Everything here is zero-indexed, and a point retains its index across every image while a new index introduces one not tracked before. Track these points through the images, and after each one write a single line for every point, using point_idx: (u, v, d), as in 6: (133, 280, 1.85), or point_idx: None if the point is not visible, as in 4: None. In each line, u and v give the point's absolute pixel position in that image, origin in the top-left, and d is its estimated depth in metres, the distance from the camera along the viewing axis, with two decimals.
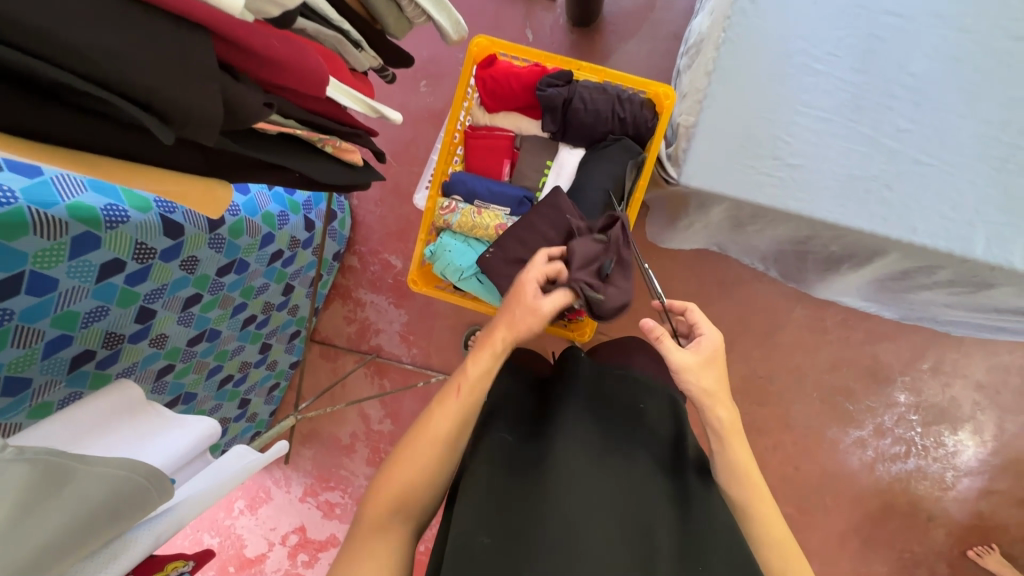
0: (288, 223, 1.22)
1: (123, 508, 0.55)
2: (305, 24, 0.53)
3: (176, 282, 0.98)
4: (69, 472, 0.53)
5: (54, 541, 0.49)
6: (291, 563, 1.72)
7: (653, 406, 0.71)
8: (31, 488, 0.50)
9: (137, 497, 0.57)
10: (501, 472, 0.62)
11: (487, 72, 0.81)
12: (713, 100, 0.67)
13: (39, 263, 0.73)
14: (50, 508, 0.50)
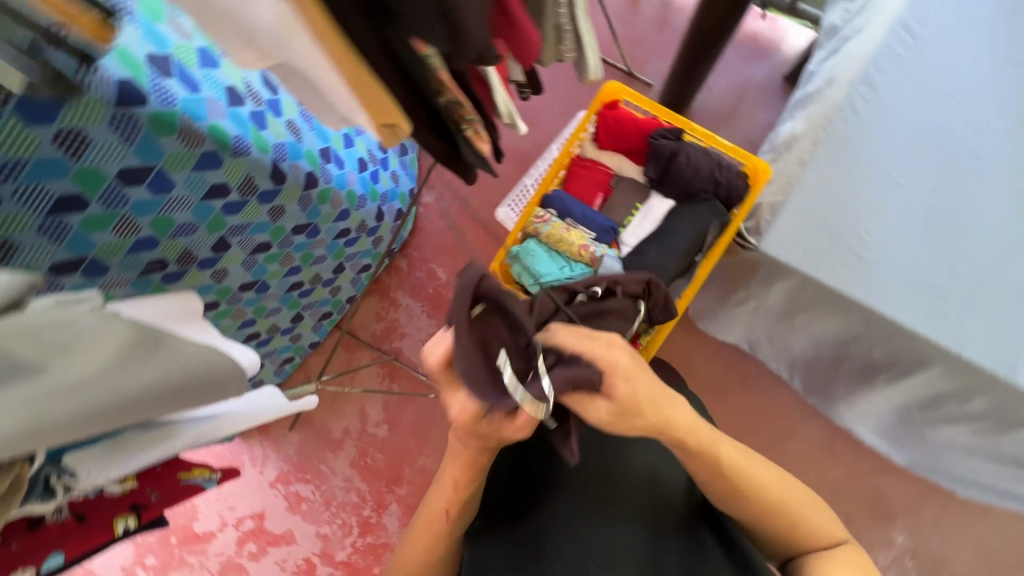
0: (364, 207, 1.28)
1: (202, 387, 0.56)
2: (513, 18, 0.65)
3: (258, 225, 1.03)
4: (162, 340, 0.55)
5: (146, 388, 0.50)
6: (237, 549, 1.66)
7: (655, 457, 0.88)
8: (137, 338, 0.52)
9: (220, 383, 0.58)
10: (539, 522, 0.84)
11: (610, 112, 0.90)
12: (803, 185, 0.75)
13: (169, 164, 0.80)
14: (147, 361, 0.51)
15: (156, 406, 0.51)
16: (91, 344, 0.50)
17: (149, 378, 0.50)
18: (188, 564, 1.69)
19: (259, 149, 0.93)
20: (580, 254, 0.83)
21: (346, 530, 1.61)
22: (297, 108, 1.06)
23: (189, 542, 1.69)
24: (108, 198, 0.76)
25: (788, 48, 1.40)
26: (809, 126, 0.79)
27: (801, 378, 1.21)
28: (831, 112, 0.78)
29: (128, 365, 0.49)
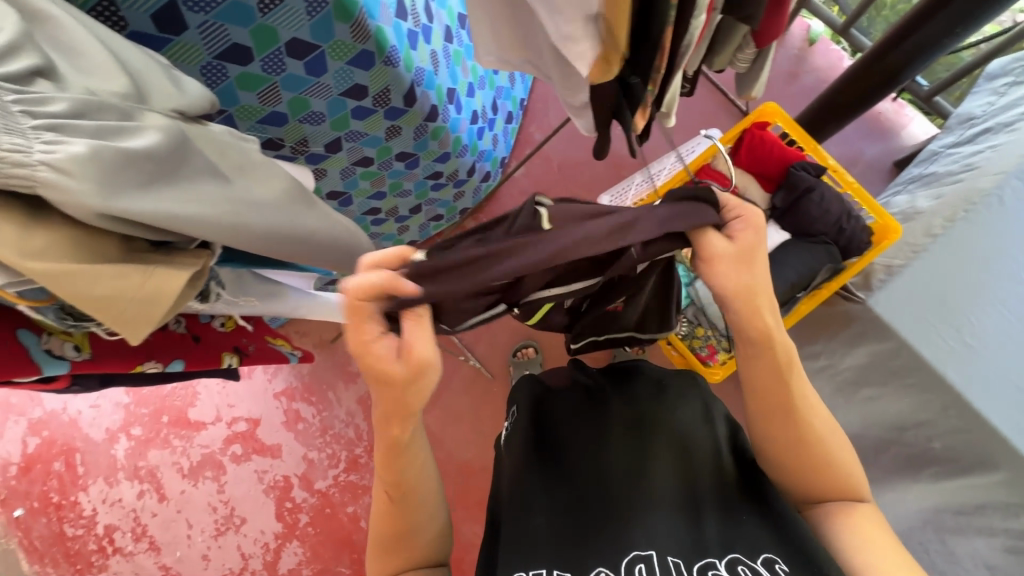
0: (462, 157, 1.29)
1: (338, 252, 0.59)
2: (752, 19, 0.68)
3: (372, 138, 1.05)
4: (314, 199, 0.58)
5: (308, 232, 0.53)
6: (224, 446, 1.68)
7: (685, 413, 0.69)
8: (298, 185, 0.55)
9: (345, 254, 0.62)
10: (531, 467, 0.67)
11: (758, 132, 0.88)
12: (924, 258, 0.86)
13: (331, 50, 0.81)
14: (308, 209, 0.54)
15: (305, 250, 0.54)
16: (266, 174, 0.52)
17: (310, 222, 0.53)
18: (172, 446, 1.70)
19: (407, 66, 0.93)
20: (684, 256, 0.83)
21: (332, 462, 1.62)
22: (443, 42, 1.07)
23: (180, 426, 1.71)
24: (269, 62, 0.79)
25: (906, 137, 1.40)
26: (943, 206, 0.88)
27: None
28: (973, 200, 0.86)
29: (293, 203, 0.52)
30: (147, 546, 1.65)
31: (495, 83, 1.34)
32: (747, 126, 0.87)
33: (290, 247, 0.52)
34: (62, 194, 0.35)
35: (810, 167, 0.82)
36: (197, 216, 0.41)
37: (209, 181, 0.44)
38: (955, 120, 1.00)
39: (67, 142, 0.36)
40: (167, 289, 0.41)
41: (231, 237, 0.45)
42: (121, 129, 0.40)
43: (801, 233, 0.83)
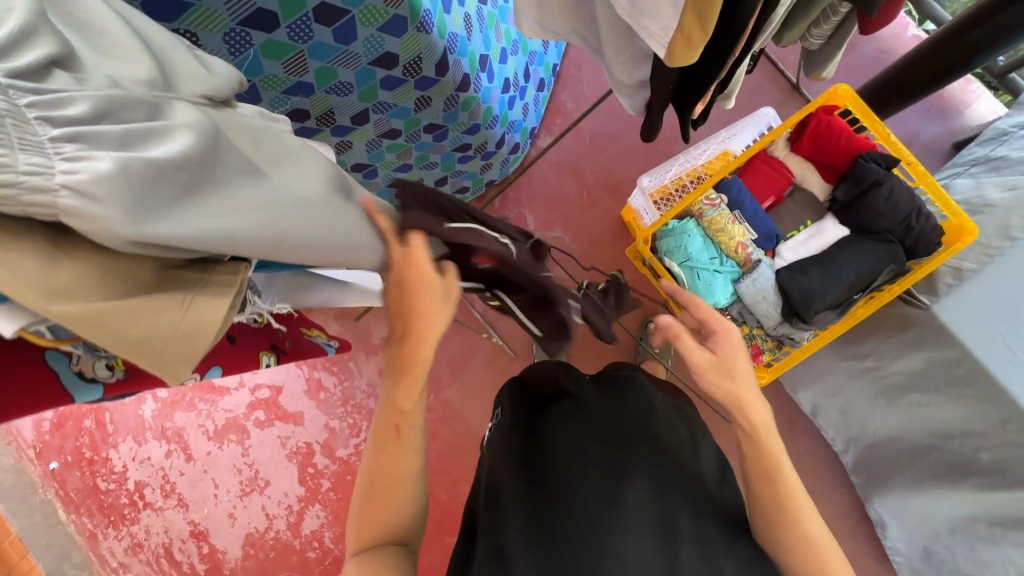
0: (492, 129, 1.22)
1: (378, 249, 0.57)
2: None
3: (400, 110, 0.99)
4: (349, 191, 0.56)
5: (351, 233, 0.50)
6: (247, 411, 1.70)
7: (677, 438, 0.68)
8: (333, 177, 0.52)
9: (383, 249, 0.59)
10: (512, 469, 0.66)
11: (826, 117, 0.81)
12: (1005, 258, 0.73)
13: (362, 15, 0.75)
14: (348, 204, 0.52)
15: (348, 256, 0.50)
16: (306, 166, 0.49)
17: (350, 220, 0.50)
18: (197, 409, 1.74)
19: (438, 32, 0.85)
20: (736, 251, 0.83)
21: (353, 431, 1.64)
22: (477, 4, 0.98)
23: (205, 390, 1.74)
24: (296, 29, 0.73)
25: (969, 116, 1.29)
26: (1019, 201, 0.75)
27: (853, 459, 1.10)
28: None
29: (330, 200, 0.49)
30: (175, 503, 1.71)
31: (528, 47, 1.25)
32: (812, 111, 0.82)
33: (333, 252, 0.48)
34: (93, 223, 0.31)
35: (879, 157, 0.78)
36: (238, 230, 0.38)
37: (246, 185, 0.41)
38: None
39: (92, 156, 0.32)
40: (207, 322, 0.38)
41: (270, 249, 0.41)
42: (148, 133, 0.36)
43: (862, 229, 0.81)
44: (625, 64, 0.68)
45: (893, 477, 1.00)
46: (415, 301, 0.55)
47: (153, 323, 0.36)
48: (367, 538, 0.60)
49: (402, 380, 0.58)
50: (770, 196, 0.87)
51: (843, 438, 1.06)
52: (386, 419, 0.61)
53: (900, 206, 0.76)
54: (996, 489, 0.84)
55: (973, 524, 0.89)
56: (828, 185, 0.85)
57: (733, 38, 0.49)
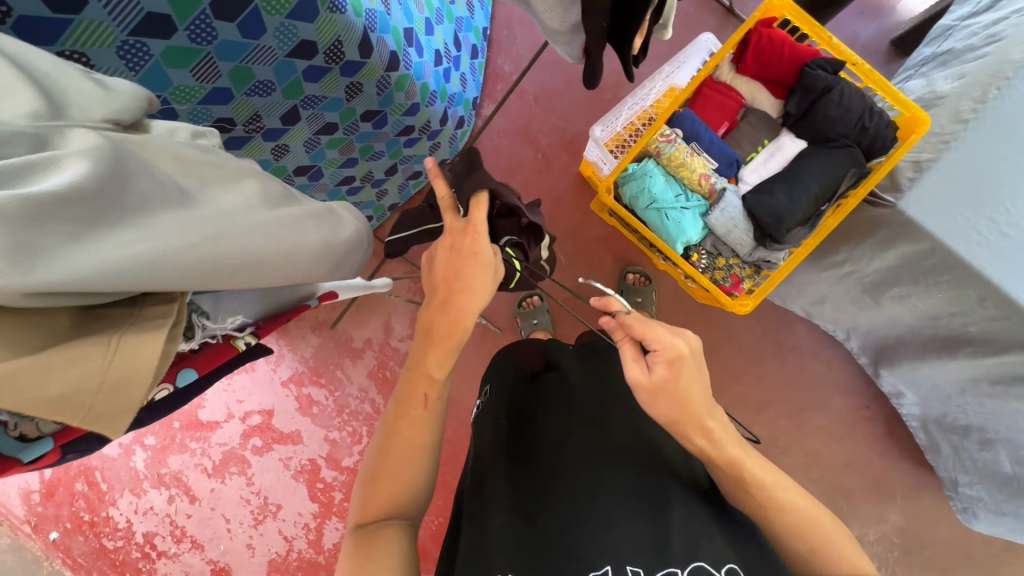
0: (433, 106, 1.17)
1: (331, 255, 0.53)
2: None
3: (332, 101, 0.94)
4: (290, 200, 0.52)
5: (297, 242, 0.46)
6: (242, 441, 1.66)
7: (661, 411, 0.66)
8: (269, 188, 0.49)
9: (347, 250, 0.57)
10: (499, 455, 0.63)
11: (766, 31, 0.79)
12: (964, 143, 0.70)
13: (265, 4, 0.69)
14: (287, 210, 0.48)
15: (298, 272, 0.47)
16: (236, 183, 0.46)
17: (291, 233, 0.46)
18: (190, 449, 1.69)
19: (355, 10, 0.80)
20: (699, 183, 0.82)
21: (355, 438, 1.61)
22: None
23: (194, 429, 1.68)
24: (197, 31, 0.67)
25: (902, 11, 1.29)
26: (967, 85, 0.74)
27: (859, 339, 1.17)
28: (1003, 76, 0.71)
29: (267, 212, 0.46)
30: (190, 546, 1.67)
31: (454, 13, 1.19)
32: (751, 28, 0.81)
33: (280, 268, 0.45)
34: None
35: (824, 63, 0.77)
36: (157, 256, 0.34)
37: (167, 211, 0.37)
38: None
39: None
40: (137, 369, 0.36)
41: (205, 274, 0.37)
42: (29, 166, 0.31)
43: (818, 139, 0.81)
44: (553, 9, 0.65)
45: (912, 339, 1.04)
46: (464, 272, 0.61)
47: (68, 377, 0.34)
48: (373, 511, 0.57)
49: (435, 346, 0.61)
50: (724, 122, 0.86)
51: (846, 327, 1.15)
52: (416, 388, 0.61)
53: (852, 108, 0.76)
54: (993, 353, 0.88)
55: (977, 383, 0.98)
56: (779, 101, 0.84)
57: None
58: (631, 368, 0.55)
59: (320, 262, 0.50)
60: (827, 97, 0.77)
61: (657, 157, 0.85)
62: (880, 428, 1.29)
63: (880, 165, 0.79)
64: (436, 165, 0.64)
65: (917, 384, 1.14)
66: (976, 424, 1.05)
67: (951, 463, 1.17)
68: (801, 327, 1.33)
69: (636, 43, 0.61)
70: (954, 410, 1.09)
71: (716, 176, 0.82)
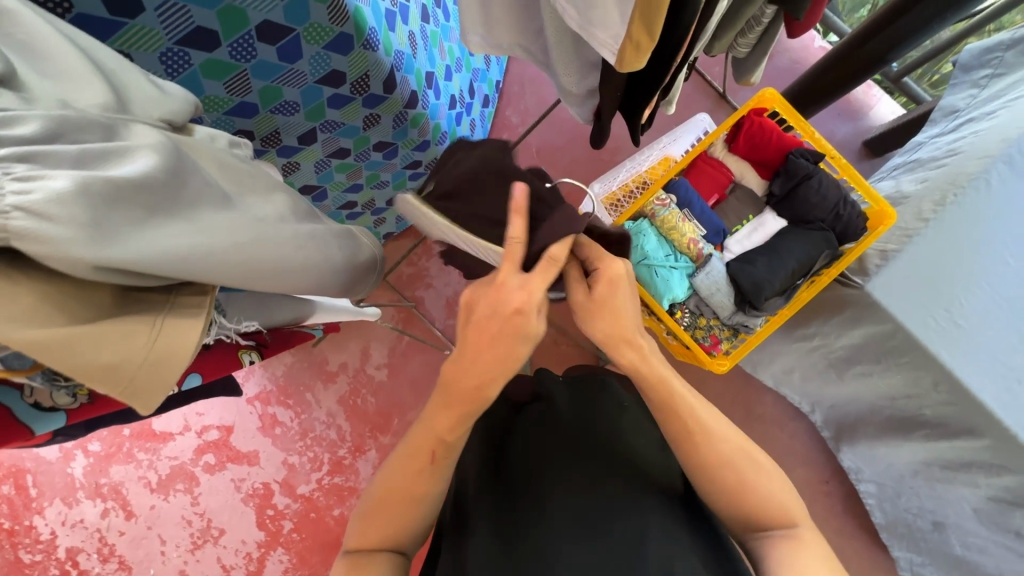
0: (441, 145, 1.23)
1: (349, 273, 0.56)
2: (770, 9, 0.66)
3: (349, 128, 0.98)
4: (315, 215, 0.55)
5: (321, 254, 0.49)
6: (195, 457, 1.58)
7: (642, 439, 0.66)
8: (298, 203, 0.52)
9: (363, 270, 0.60)
10: (482, 477, 0.64)
11: (758, 119, 0.87)
12: (924, 239, 0.77)
13: (307, 33, 0.74)
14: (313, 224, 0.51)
15: (321, 282, 0.50)
16: (272, 193, 0.49)
17: (314, 244, 0.49)
18: (136, 460, 1.60)
19: (385, 49, 0.86)
20: (688, 247, 0.87)
21: (314, 465, 1.55)
22: (419, 22, 0.99)
23: (144, 439, 1.60)
24: (238, 48, 0.71)
25: (873, 117, 1.43)
26: (929, 189, 0.83)
27: (822, 414, 1.22)
28: (960, 183, 0.78)
29: (298, 222, 0.49)
30: (116, 567, 1.55)
31: (472, 65, 1.27)
32: (746, 114, 0.89)
33: (304, 275, 0.47)
34: (52, 245, 0.29)
35: (808, 154, 0.85)
36: (209, 248, 0.36)
37: (217, 209, 0.40)
38: (937, 113, 1.00)
39: (46, 175, 0.30)
40: (174, 349, 0.39)
41: (244, 274, 0.40)
42: (106, 153, 0.34)
43: (797, 219, 0.88)
44: (573, 75, 0.71)
45: (869, 417, 1.09)
46: (493, 349, 0.52)
47: (116, 349, 0.37)
48: (373, 541, 0.56)
49: (453, 408, 0.55)
50: (713, 194, 0.92)
51: (810, 401, 1.21)
52: (423, 444, 0.56)
53: (829, 196, 0.83)
54: (944, 437, 0.93)
55: (928, 467, 1.03)
56: (765, 181, 0.92)
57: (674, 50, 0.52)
58: (572, 290, 0.57)
59: (339, 277, 0.53)
60: (808, 184, 0.85)
61: (651, 219, 0.90)
62: (838, 504, 1.32)
63: (852, 249, 0.86)
64: (522, 200, 0.51)
65: (872, 465, 1.18)
66: (935, 511, 1.08)
67: (906, 541, 1.19)
68: (768, 395, 1.38)
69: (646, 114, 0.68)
70: (907, 494, 1.13)
71: (704, 241, 0.88)
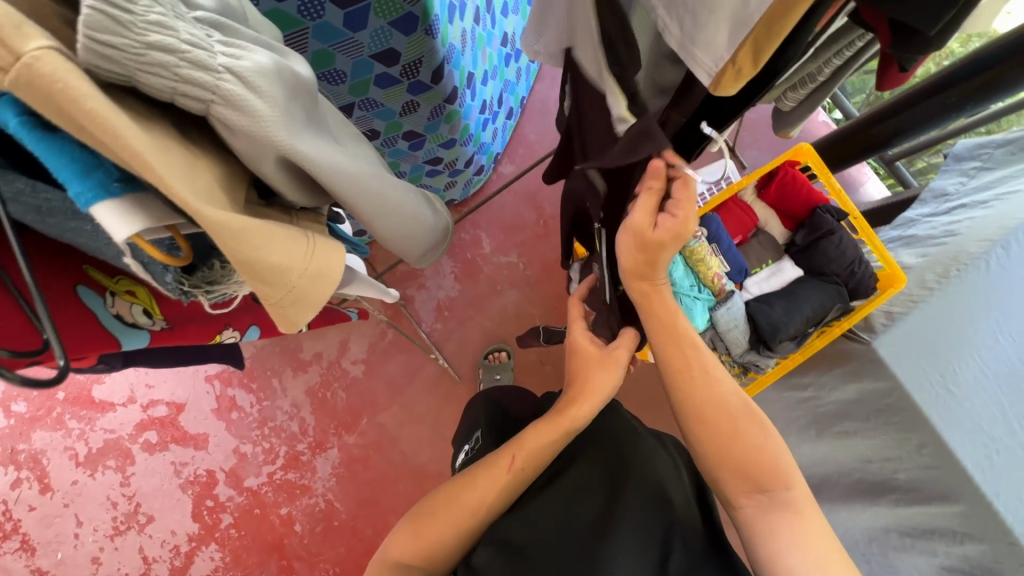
0: (466, 147, 1.22)
1: (421, 236, 0.61)
2: (828, 73, 0.70)
3: (386, 111, 0.96)
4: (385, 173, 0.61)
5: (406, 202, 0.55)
6: (135, 432, 1.45)
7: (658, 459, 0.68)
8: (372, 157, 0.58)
9: (427, 243, 0.65)
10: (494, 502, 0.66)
11: (790, 171, 0.92)
12: (929, 305, 0.86)
13: (377, 5, 0.72)
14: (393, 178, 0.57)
15: (401, 225, 0.55)
16: (356, 144, 0.55)
17: (397, 186, 0.53)
18: (66, 428, 1.44)
19: (443, 40, 0.85)
20: (713, 280, 0.89)
21: (268, 457, 1.45)
22: (472, 23, 0.99)
23: (80, 406, 1.45)
24: (307, 5, 0.69)
25: (863, 194, 1.53)
26: (930, 263, 0.90)
27: None
28: (961, 262, 0.86)
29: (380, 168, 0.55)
30: (18, 546, 1.38)
31: (506, 75, 1.29)
32: (779, 164, 0.94)
33: (390, 217, 0.52)
34: (245, 115, 0.33)
35: (833, 211, 0.91)
36: (339, 164, 0.42)
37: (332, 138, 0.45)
38: (927, 194, 1.05)
39: (243, 49, 0.33)
40: (332, 264, 0.40)
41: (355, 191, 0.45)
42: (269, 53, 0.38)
43: (814, 271, 0.92)
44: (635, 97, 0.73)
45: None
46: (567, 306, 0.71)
47: (282, 246, 0.36)
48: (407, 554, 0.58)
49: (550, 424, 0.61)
50: (738, 235, 0.96)
51: None
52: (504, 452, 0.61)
53: (848, 252, 0.88)
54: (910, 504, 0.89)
55: None
56: (787, 230, 0.96)
57: (769, 81, 0.55)
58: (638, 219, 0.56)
59: (408, 237, 0.58)
60: (830, 238, 0.89)
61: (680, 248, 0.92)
62: None
63: (862, 306, 0.90)
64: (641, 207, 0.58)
65: None
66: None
67: None
68: None
69: (707, 144, 0.70)
70: None
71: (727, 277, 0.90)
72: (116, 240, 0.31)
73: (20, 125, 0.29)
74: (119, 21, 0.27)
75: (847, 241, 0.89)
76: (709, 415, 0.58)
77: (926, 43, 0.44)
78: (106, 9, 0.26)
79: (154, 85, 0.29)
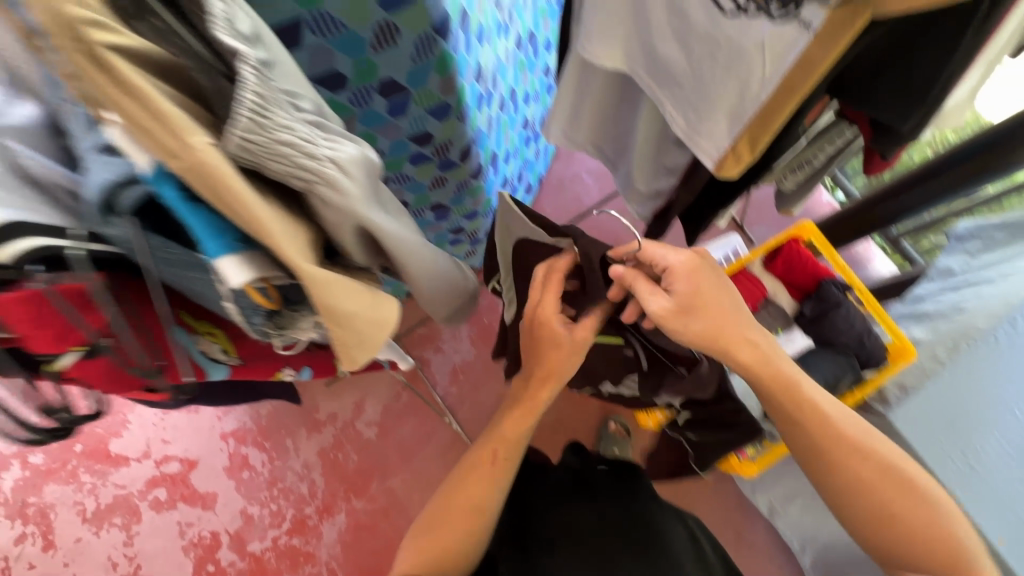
0: (487, 217, 1.30)
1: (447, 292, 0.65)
2: (823, 158, 0.76)
3: (417, 184, 1.05)
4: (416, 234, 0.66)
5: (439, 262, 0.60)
6: (145, 489, 1.44)
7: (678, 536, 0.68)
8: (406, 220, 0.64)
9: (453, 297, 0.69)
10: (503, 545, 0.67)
11: (794, 246, 0.97)
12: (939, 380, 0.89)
13: (417, 96, 0.82)
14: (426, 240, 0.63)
15: (435, 282, 0.60)
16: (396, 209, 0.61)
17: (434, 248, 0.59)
18: (78, 481, 1.44)
19: (472, 125, 0.95)
20: None
21: (274, 520, 1.42)
22: (498, 110, 1.10)
23: (95, 459, 1.46)
24: (356, 95, 0.78)
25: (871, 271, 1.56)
26: (940, 337, 0.91)
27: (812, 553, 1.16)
28: (971, 337, 0.88)
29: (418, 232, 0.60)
30: None
31: (526, 154, 1.39)
32: (783, 240, 0.99)
33: (428, 277, 0.57)
34: (336, 193, 0.38)
35: (839, 284, 0.94)
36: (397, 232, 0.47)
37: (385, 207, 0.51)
38: (932, 271, 1.04)
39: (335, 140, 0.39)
40: (392, 312, 0.44)
41: (404, 254, 0.50)
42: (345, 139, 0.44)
43: (823, 342, 0.93)
44: (646, 176, 0.80)
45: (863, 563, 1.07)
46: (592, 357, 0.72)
47: (356, 300, 0.40)
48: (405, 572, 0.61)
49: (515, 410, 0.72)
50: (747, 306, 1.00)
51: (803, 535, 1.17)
52: (487, 445, 0.70)
53: (857, 324, 0.90)
54: None
55: None
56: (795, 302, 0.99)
57: (768, 164, 0.61)
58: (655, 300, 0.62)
59: (437, 294, 0.63)
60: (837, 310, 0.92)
61: None
62: None
63: (874, 377, 0.91)
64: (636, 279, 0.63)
65: None
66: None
67: None
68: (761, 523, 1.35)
69: (715, 218, 0.76)
70: None
71: None
72: (231, 284, 0.35)
73: (174, 195, 0.34)
74: (261, 121, 0.32)
75: (854, 313, 0.91)
76: (833, 457, 0.65)
77: (899, 138, 0.50)
78: (254, 115, 0.31)
79: (273, 172, 0.35)
